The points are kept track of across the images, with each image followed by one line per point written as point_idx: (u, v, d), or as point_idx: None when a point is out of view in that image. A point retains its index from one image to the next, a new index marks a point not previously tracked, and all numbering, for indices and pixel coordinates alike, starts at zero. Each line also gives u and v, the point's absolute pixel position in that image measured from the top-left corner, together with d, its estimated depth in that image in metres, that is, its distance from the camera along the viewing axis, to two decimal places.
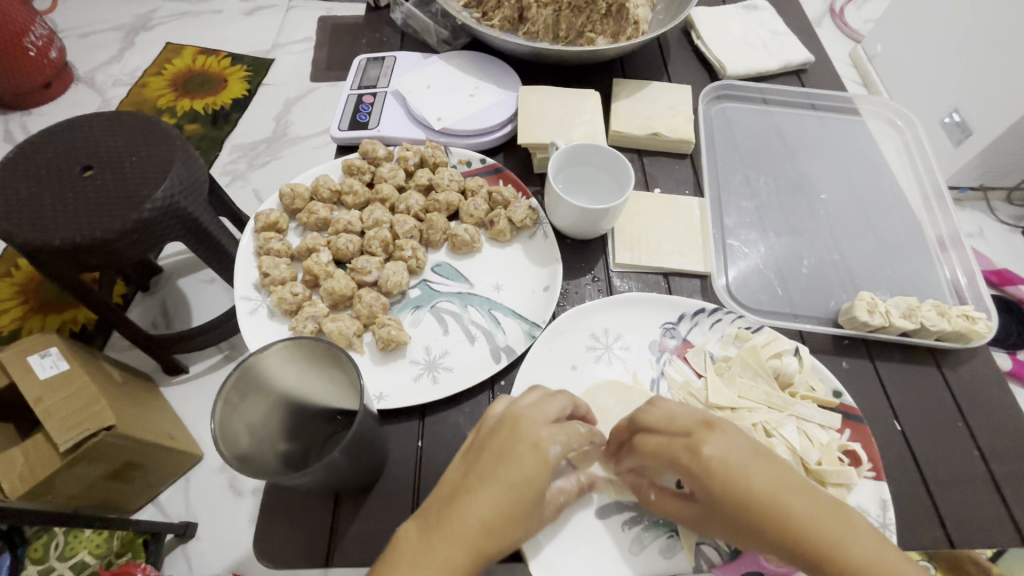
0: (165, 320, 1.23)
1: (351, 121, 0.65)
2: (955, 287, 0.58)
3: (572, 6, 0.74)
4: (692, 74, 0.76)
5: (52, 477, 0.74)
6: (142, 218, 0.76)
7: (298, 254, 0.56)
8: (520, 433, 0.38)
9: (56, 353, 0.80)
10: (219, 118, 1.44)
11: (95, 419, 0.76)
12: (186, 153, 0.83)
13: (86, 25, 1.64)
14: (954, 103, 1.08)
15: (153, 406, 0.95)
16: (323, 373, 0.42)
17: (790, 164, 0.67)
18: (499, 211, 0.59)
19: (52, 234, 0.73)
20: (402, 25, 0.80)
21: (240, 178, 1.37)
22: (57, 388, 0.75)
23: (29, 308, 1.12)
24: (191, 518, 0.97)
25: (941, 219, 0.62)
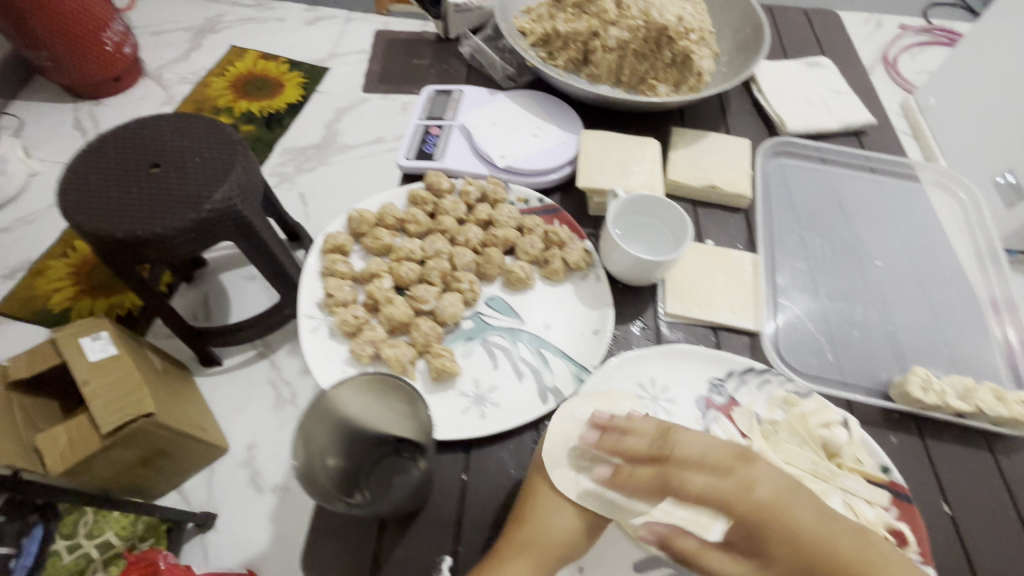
0: (205, 312, 1.27)
1: (417, 151, 0.68)
2: (1012, 358, 0.58)
3: (637, 54, 0.76)
4: (751, 127, 0.77)
5: (90, 458, 0.77)
6: (199, 217, 0.79)
7: (361, 277, 0.58)
8: (556, 460, 0.45)
9: (107, 336, 0.84)
10: (273, 121, 1.50)
11: (136, 405, 0.79)
12: (247, 160, 0.87)
13: (158, 25, 1.74)
14: None
15: (188, 396, 0.98)
16: (386, 402, 0.44)
17: (846, 226, 0.67)
18: (555, 251, 0.60)
19: (116, 226, 0.77)
20: (469, 59, 0.84)
21: (288, 181, 1.41)
22: (102, 372, 0.80)
23: (80, 289, 1.17)
24: (212, 509, 0.96)
25: (998, 284, 0.62)
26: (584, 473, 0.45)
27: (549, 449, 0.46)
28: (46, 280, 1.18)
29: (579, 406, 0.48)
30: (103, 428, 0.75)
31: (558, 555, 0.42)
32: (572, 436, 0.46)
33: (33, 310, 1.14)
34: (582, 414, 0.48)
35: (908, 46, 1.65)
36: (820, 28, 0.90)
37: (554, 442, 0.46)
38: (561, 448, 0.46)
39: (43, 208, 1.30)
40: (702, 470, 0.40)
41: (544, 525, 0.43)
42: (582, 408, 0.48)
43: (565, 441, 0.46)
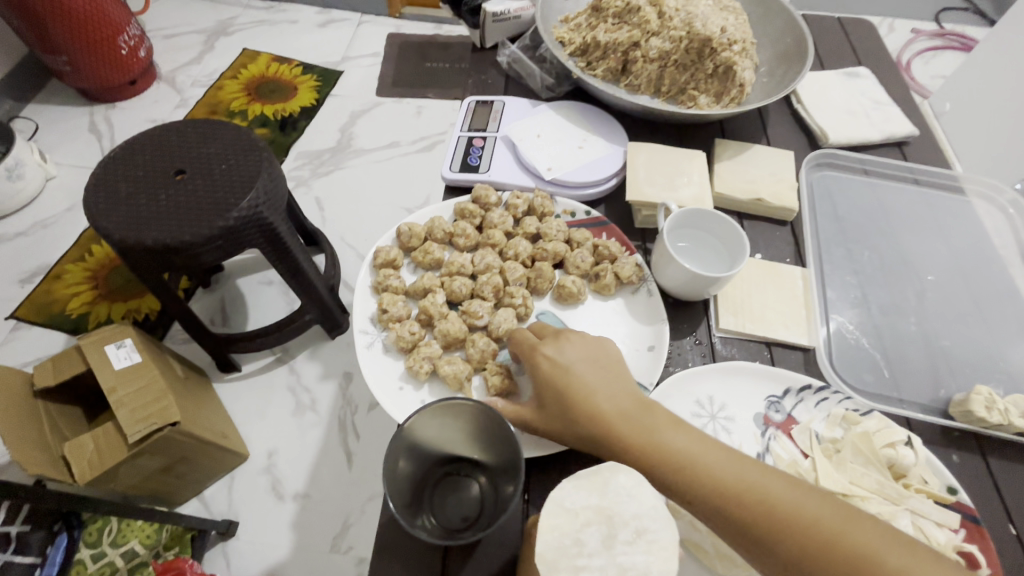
0: (223, 317, 1.27)
1: (462, 163, 0.68)
2: None
3: (678, 63, 0.76)
4: (791, 138, 0.77)
5: (117, 467, 0.77)
6: (227, 225, 0.79)
7: (413, 292, 0.58)
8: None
9: (131, 344, 0.83)
10: (287, 125, 1.50)
11: (162, 413, 0.79)
12: (271, 166, 0.86)
13: (171, 27, 1.74)
14: None
15: (210, 403, 0.97)
16: (458, 423, 0.43)
17: (893, 240, 0.67)
18: (607, 265, 0.60)
19: (144, 234, 0.77)
20: (506, 69, 0.83)
21: (304, 185, 1.41)
22: (128, 380, 0.79)
23: (99, 294, 1.17)
24: (233, 517, 0.96)
25: None
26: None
27: (540, 554, 0.32)
28: (64, 285, 1.17)
29: (569, 492, 0.34)
30: (131, 435, 0.75)
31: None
32: (567, 534, 0.33)
33: (50, 316, 1.13)
34: (575, 504, 0.34)
35: (920, 51, 1.66)
36: (853, 36, 0.90)
37: (545, 543, 0.33)
38: (554, 548, 0.32)
39: (58, 212, 1.29)
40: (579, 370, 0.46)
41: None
42: (573, 495, 0.34)
43: (558, 539, 0.33)
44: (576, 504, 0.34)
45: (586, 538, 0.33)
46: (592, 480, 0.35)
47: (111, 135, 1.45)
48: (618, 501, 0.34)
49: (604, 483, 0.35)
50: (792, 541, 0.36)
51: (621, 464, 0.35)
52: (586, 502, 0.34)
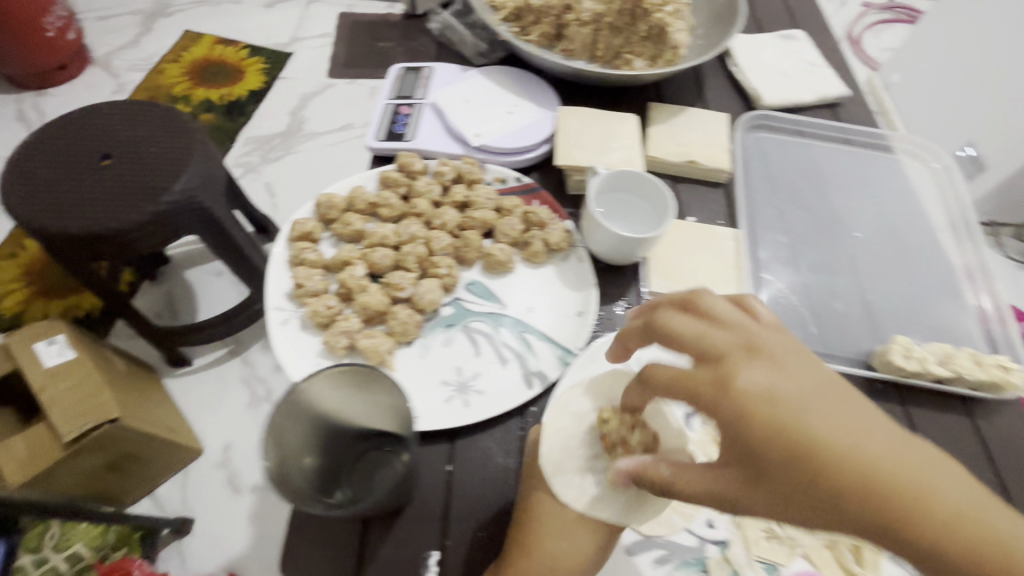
0: (171, 311, 1.20)
1: (388, 132, 0.65)
2: (983, 322, 0.59)
3: (612, 27, 0.74)
4: (727, 101, 0.76)
5: (53, 468, 0.73)
6: (159, 210, 0.74)
7: (332, 266, 0.55)
8: (557, 465, 0.43)
9: (63, 340, 0.79)
10: (235, 109, 1.43)
11: (100, 410, 0.74)
12: (207, 146, 0.81)
13: (104, 9, 1.63)
14: (970, 137, 1.09)
15: (157, 398, 0.93)
16: (365, 391, 0.42)
17: (824, 199, 0.67)
18: (535, 232, 0.58)
19: (66, 222, 0.72)
20: (438, 36, 0.80)
21: (253, 171, 1.35)
22: (61, 378, 0.75)
23: (33, 291, 1.10)
24: (188, 513, 0.92)
25: (971, 255, 0.63)
26: (587, 479, 0.42)
27: (547, 453, 0.44)
28: None
29: (574, 399, 0.47)
30: (62, 435, 0.71)
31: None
32: (573, 436, 0.45)
33: None
34: (578, 408, 0.46)
35: (871, 23, 1.67)
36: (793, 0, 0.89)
37: (552, 444, 0.44)
38: (560, 449, 0.44)
39: None
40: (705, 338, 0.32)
41: (547, 552, 0.39)
42: (578, 401, 0.47)
43: (564, 441, 0.44)
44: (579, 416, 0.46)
45: (587, 443, 0.44)
46: (597, 397, 0.47)
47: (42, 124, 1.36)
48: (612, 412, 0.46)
49: (603, 398, 0.47)
50: (910, 519, 0.25)
51: (615, 390, 0.47)
52: (588, 408, 0.46)
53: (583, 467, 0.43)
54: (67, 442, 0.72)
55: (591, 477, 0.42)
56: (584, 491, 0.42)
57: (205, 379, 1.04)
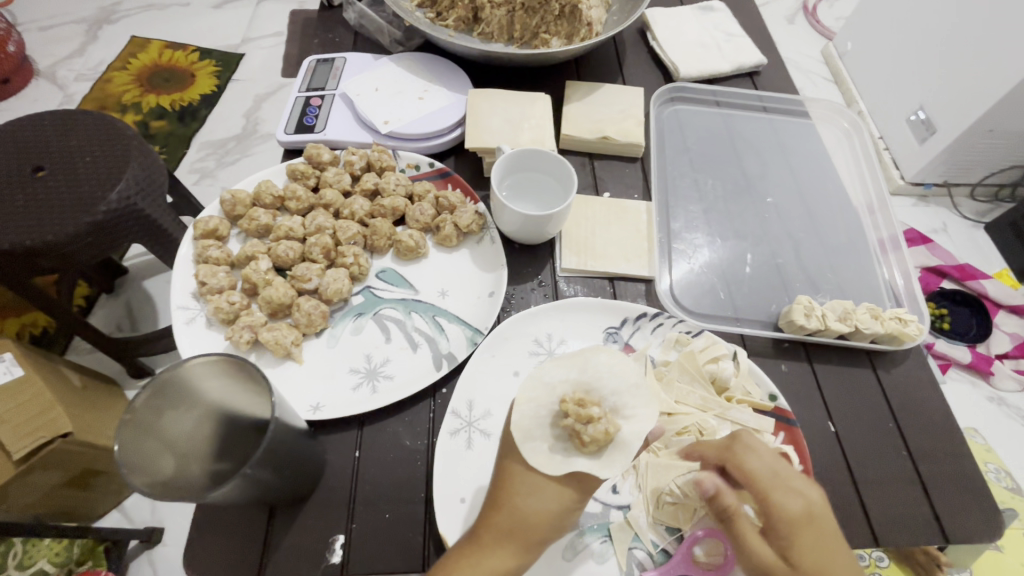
0: (131, 322, 1.19)
1: (297, 124, 0.64)
2: (892, 288, 0.59)
3: (526, 7, 0.73)
4: (646, 76, 0.76)
5: (7, 486, 0.71)
6: (96, 221, 0.73)
7: (238, 261, 0.55)
8: (526, 432, 0.39)
9: (10, 357, 0.75)
10: (186, 115, 1.41)
11: (50, 426, 0.75)
12: (143, 152, 0.80)
13: (47, 18, 1.59)
14: (920, 101, 1.10)
15: (114, 412, 0.92)
16: (242, 381, 0.40)
17: (740, 168, 0.68)
18: (445, 216, 0.58)
19: (0, 238, 0.70)
20: (356, 25, 0.78)
21: (208, 177, 1.34)
22: (8, 398, 0.72)
23: None
24: (157, 523, 0.93)
25: (882, 222, 0.63)
26: (557, 445, 0.39)
27: (518, 421, 0.40)
28: None
29: (549, 369, 0.41)
30: (15, 452, 0.69)
31: (545, 536, 0.38)
32: (543, 405, 0.40)
33: None
34: (552, 379, 0.41)
35: None
36: None
37: (523, 412, 0.40)
38: (530, 416, 0.40)
39: None
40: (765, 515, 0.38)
41: (519, 507, 0.38)
42: (551, 373, 0.41)
43: (535, 408, 0.40)
44: (549, 386, 0.41)
45: (556, 413, 0.40)
46: (570, 364, 0.41)
47: None
48: (589, 384, 0.40)
49: (582, 364, 0.41)
50: None
51: (599, 348, 0.42)
52: (563, 378, 0.41)
53: (553, 435, 0.39)
54: (19, 459, 0.71)
55: (562, 445, 0.39)
56: (557, 456, 0.38)
57: None
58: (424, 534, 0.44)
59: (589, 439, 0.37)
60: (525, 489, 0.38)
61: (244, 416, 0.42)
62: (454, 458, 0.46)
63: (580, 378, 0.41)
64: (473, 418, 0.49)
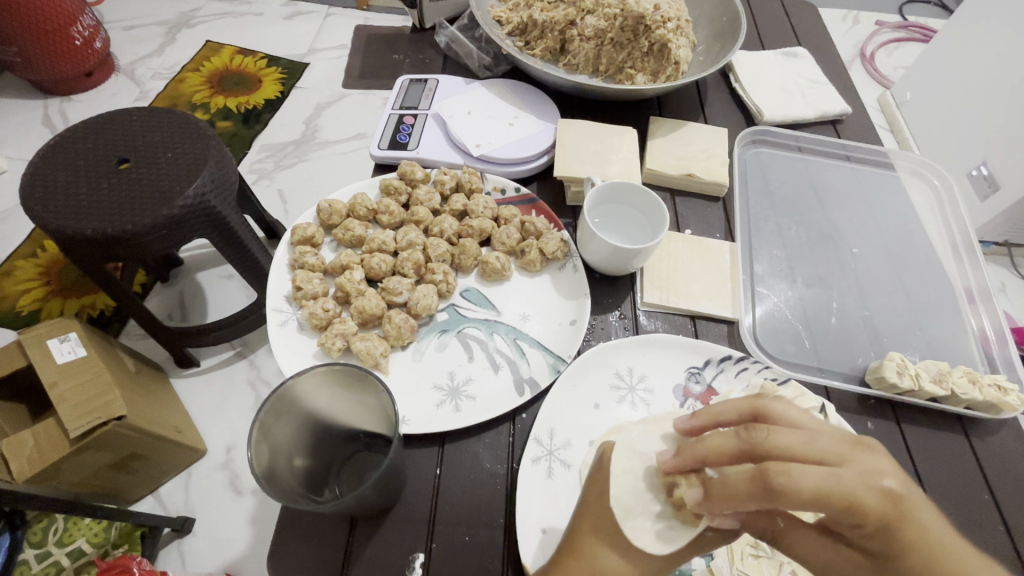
0: (181, 312, 1.21)
1: (391, 140, 0.66)
2: (983, 340, 0.58)
3: (615, 42, 0.75)
4: (728, 117, 0.76)
5: (60, 463, 0.73)
6: (172, 213, 0.75)
7: (331, 269, 0.57)
8: (627, 510, 0.38)
9: (76, 337, 0.78)
10: (251, 117, 1.45)
11: (107, 407, 0.74)
12: (219, 154, 0.83)
13: (131, 19, 1.68)
14: (981, 157, 1.04)
15: (165, 399, 0.93)
16: (356, 397, 0.42)
17: (823, 216, 0.67)
18: (531, 241, 0.59)
19: (84, 223, 0.72)
20: (446, 48, 0.81)
21: (267, 178, 1.36)
22: (71, 374, 0.74)
23: (51, 290, 1.11)
24: (189, 514, 0.93)
25: (971, 273, 0.63)
26: (659, 520, 0.38)
27: (617, 495, 0.39)
28: (14, 281, 1.12)
29: (642, 437, 0.42)
30: (69, 430, 0.70)
31: None
32: (640, 475, 0.40)
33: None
34: (648, 448, 0.41)
35: (884, 42, 1.67)
36: (796, 20, 0.90)
37: (622, 487, 0.39)
38: (629, 492, 0.39)
39: (12, 207, 1.24)
40: (807, 464, 0.32)
41: (599, 566, 0.37)
42: (648, 443, 0.42)
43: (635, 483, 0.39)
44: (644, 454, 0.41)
45: (655, 488, 0.39)
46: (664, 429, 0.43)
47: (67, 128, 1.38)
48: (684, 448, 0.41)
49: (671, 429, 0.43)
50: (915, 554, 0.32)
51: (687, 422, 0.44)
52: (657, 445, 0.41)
53: (651, 497, 0.39)
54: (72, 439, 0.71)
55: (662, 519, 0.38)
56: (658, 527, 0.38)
57: (214, 381, 1.05)
58: (502, 562, 0.44)
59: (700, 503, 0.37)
60: (608, 547, 0.38)
61: (339, 423, 0.45)
62: (535, 487, 0.46)
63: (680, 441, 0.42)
64: (554, 447, 0.48)
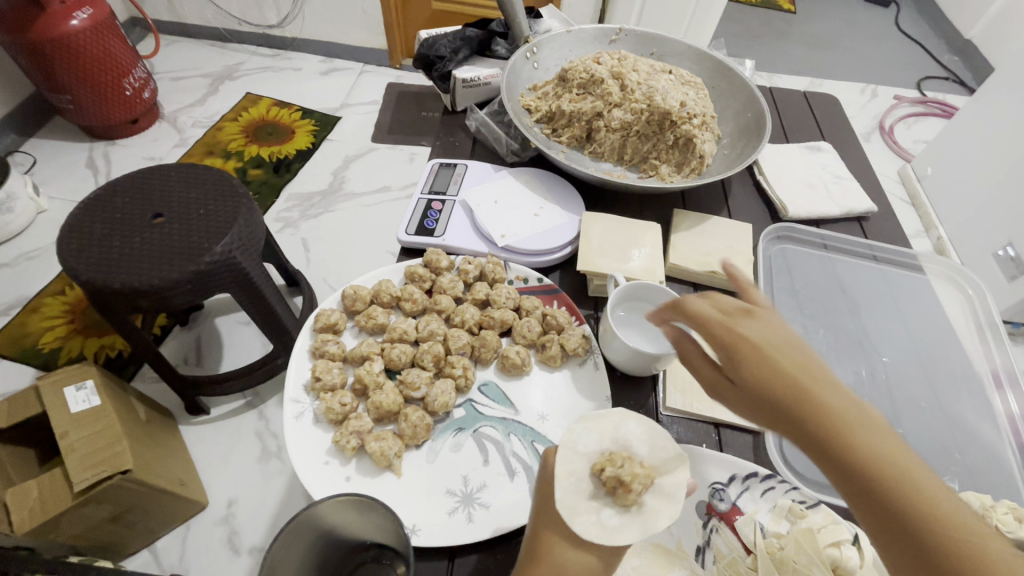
0: (197, 355, 1.13)
1: (418, 226, 0.69)
2: (1010, 417, 0.59)
3: (641, 134, 0.77)
4: (752, 211, 0.77)
5: (60, 518, 0.67)
6: (199, 269, 0.73)
7: (351, 358, 0.58)
8: (571, 507, 0.40)
9: (92, 385, 0.75)
10: (281, 166, 1.47)
11: (114, 460, 0.69)
12: (250, 210, 0.81)
13: (179, 70, 1.77)
14: (1008, 237, 1.03)
15: (173, 447, 0.87)
16: (370, 518, 0.41)
17: (852, 320, 0.66)
18: (553, 336, 0.58)
19: (114, 276, 0.71)
20: (475, 132, 0.84)
21: (292, 226, 1.33)
22: (84, 424, 0.71)
23: (73, 327, 1.10)
24: (182, 571, 0.83)
25: (997, 353, 0.64)
26: (605, 511, 0.40)
27: (560, 496, 0.41)
28: (40, 317, 1.11)
29: (583, 437, 0.43)
30: (75, 484, 0.65)
31: None
32: (582, 477, 0.41)
33: (20, 349, 1.06)
34: (587, 448, 0.43)
35: (902, 116, 1.68)
36: (819, 114, 0.93)
37: (564, 488, 0.41)
38: (571, 494, 0.41)
39: (47, 245, 1.25)
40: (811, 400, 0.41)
41: (560, 562, 0.39)
42: (585, 439, 0.43)
43: (574, 485, 0.41)
44: (584, 459, 0.42)
45: (594, 481, 0.41)
46: (600, 428, 0.44)
47: (109, 172, 1.43)
48: (624, 446, 0.43)
49: (611, 432, 0.44)
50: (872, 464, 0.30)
51: (630, 415, 0.45)
52: (597, 447, 0.43)
53: (593, 492, 0.41)
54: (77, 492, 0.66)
55: (608, 508, 0.40)
56: (607, 521, 0.39)
57: (221, 432, 0.97)
58: None
59: (631, 482, 0.39)
60: (562, 538, 0.40)
61: (351, 537, 0.43)
62: None
63: (612, 442, 0.43)
64: None
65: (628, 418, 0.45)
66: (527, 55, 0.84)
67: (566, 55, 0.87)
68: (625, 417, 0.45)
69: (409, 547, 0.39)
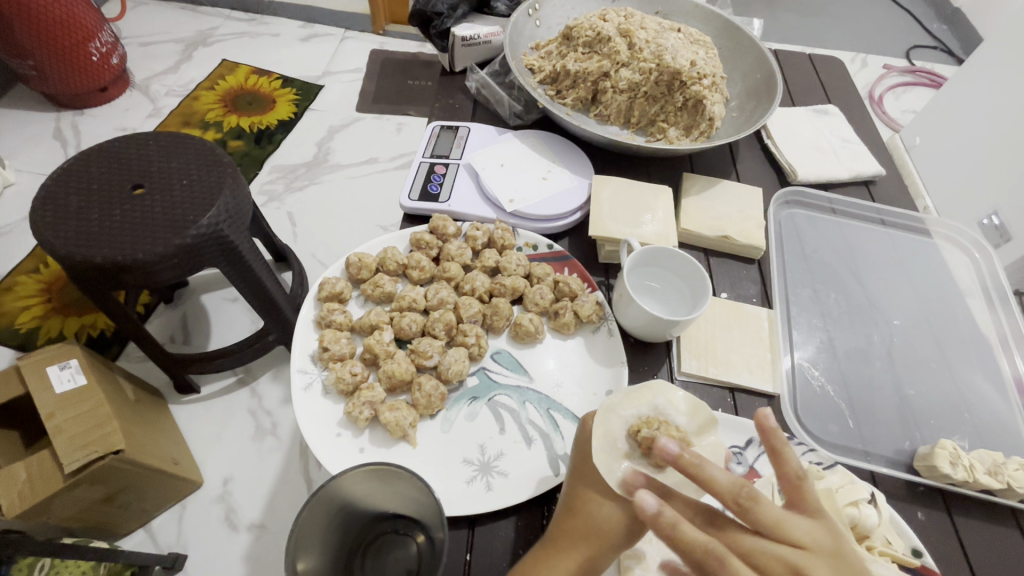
0: (184, 333, 1.09)
1: (421, 192, 0.67)
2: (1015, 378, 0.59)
3: (649, 95, 0.74)
4: (761, 176, 0.76)
5: (52, 500, 0.64)
6: (185, 243, 0.69)
7: (358, 328, 0.56)
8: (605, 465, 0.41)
9: (77, 365, 0.71)
10: (263, 137, 1.41)
11: (105, 441, 0.66)
12: (235, 181, 0.76)
13: (147, 35, 1.66)
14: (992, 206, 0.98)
15: (164, 427, 0.84)
16: (392, 486, 0.40)
17: (859, 284, 0.66)
18: (566, 303, 0.57)
19: (95, 250, 0.67)
20: (475, 93, 0.80)
21: (276, 200, 1.28)
22: (71, 404, 0.67)
23: (49, 307, 1.05)
24: (180, 550, 0.81)
25: (1004, 316, 0.64)
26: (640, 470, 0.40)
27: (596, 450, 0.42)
28: (13, 297, 1.06)
29: (619, 403, 0.43)
30: (66, 466, 0.62)
31: (615, 544, 0.40)
32: (617, 437, 0.42)
33: None
34: (626, 412, 0.43)
35: (891, 86, 1.67)
36: (824, 78, 0.91)
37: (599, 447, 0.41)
38: (603, 449, 0.41)
39: (17, 221, 1.18)
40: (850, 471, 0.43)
41: (594, 517, 0.40)
42: (625, 408, 0.43)
43: (605, 442, 0.42)
44: (621, 422, 0.42)
45: (630, 442, 0.42)
46: (640, 396, 0.43)
47: (78, 143, 1.35)
48: (661, 412, 0.42)
49: (650, 400, 0.43)
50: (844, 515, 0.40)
51: (666, 389, 0.44)
52: (634, 411, 0.43)
53: (628, 453, 0.41)
54: (68, 473, 0.63)
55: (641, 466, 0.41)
56: None
57: (215, 409, 0.95)
58: None
59: None
60: (603, 499, 0.41)
61: (370, 507, 0.42)
62: None
63: (650, 410, 0.43)
64: None
65: (670, 389, 0.44)
66: (529, 12, 0.81)
67: (569, 13, 0.83)
68: (664, 389, 0.44)
69: (438, 513, 0.38)
